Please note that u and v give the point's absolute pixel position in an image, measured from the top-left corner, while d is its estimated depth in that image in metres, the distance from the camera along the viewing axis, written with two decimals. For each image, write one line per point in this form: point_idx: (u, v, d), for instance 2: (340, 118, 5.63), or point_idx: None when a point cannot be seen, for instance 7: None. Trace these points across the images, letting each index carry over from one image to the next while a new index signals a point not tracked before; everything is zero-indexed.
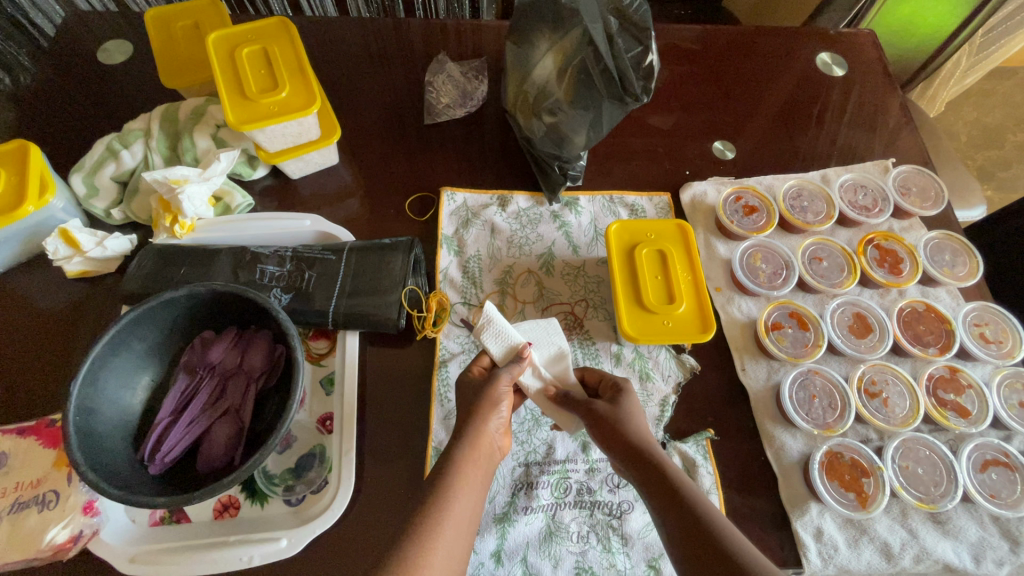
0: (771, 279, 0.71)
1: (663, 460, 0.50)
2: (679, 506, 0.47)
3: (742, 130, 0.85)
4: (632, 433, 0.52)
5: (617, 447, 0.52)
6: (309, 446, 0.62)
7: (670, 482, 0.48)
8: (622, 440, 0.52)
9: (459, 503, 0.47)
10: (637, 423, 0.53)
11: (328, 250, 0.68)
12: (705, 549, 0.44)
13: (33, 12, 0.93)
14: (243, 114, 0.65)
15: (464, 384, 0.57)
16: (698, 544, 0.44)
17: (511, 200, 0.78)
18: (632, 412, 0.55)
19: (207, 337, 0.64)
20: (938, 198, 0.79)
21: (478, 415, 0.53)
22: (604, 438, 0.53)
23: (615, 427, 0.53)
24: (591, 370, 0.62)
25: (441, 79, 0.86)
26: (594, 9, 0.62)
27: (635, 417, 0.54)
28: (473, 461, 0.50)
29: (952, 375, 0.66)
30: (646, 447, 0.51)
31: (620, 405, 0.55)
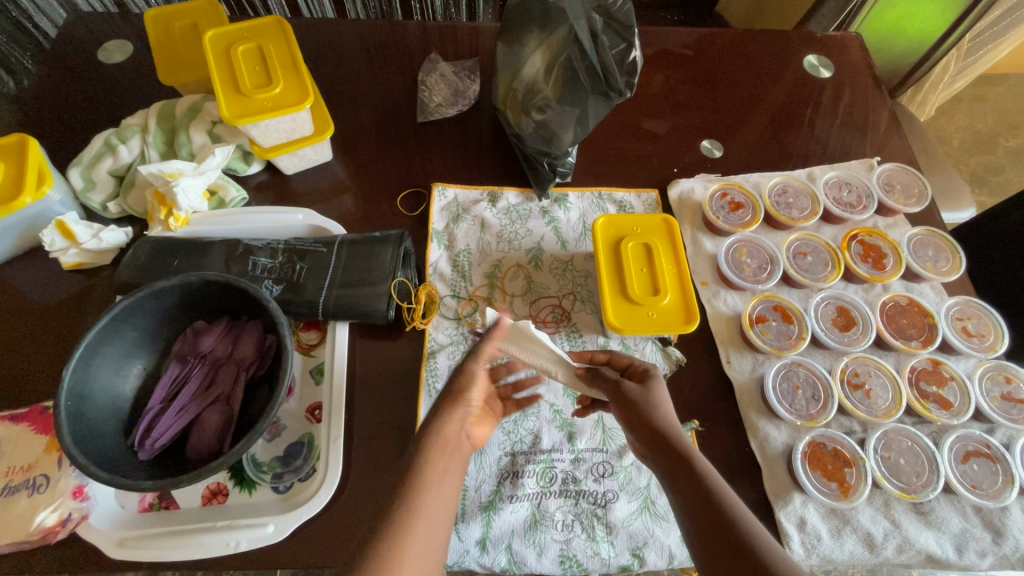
0: (756, 273, 0.72)
1: (689, 449, 0.50)
2: (699, 496, 0.46)
3: (729, 129, 0.87)
4: (659, 419, 0.52)
5: (643, 430, 0.52)
6: (297, 434, 0.63)
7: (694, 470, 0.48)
8: (648, 424, 0.52)
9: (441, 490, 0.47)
10: (663, 410, 0.53)
11: (319, 243, 0.69)
12: (724, 544, 0.43)
13: (37, 17, 0.95)
14: (237, 109, 0.67)
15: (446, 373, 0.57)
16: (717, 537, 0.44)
17: (501, 196, 0.79)
18: (660, 399, 0.54)
19: (199, 326, 0.65)
20: (921, 195, 0.80)
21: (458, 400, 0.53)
22: (629, 420, 0.54)
23: (640, 410, 0.53)
24: (619, 356, 0.60)
25: (435, 79, 0.88)
26: (578, 7, 0.63)
27: (663, 404, 0.54)
28: (444, 450, 0.50)
29: (934, 367, 0.67)
30: (671, 436, 0.51)
31: (649, 388, 0.55)
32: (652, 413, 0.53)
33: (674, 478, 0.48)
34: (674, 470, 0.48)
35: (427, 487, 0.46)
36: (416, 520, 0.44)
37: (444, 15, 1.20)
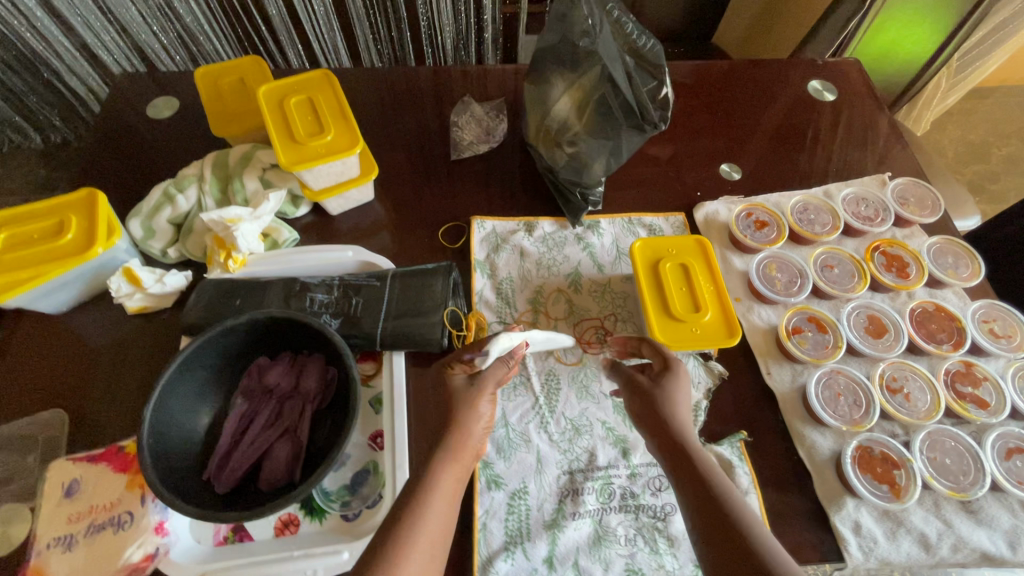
0: (787, 287, 0.76)
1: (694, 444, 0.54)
2: (702, 487, 0.50)
3: (746, 153, 0.92)
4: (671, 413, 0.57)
5: (657, 421, 0.57)
6: (362, 462, 0.65)
7: (697, 464, 0.51)
8: (660, 416, 0.57)
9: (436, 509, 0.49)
10: (677, 405, 0.57)
11: (372, 278, 0.73)
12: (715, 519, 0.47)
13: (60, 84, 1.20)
14: (293, 156, 0.72)
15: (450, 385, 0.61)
16: (714, 522, 0.47)
17: (537, 225, 0.84)
18: (678, 394, 0.59)
19: (263, 362, 0.68)
20: (935, 206, 0.84)
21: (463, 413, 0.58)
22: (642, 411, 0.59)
23: (654, 402, 0.58)
24: (651, 342, 0.66)
25: (466, 119, 0.93)
26: (613, 50, 0.67)
27: (680, 400, 0.58)
28: (455, 457, 0.54)
29: (968, 369, 0.70)
30: (682, 430, 0.55)
31: (666, 381, 0.60)
32: (664, 407, 0.57)
33: (679, 469, 0.52)
34: (680, 462, 0.52)
35: None
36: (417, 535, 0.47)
37: (454, 59, 1.29)
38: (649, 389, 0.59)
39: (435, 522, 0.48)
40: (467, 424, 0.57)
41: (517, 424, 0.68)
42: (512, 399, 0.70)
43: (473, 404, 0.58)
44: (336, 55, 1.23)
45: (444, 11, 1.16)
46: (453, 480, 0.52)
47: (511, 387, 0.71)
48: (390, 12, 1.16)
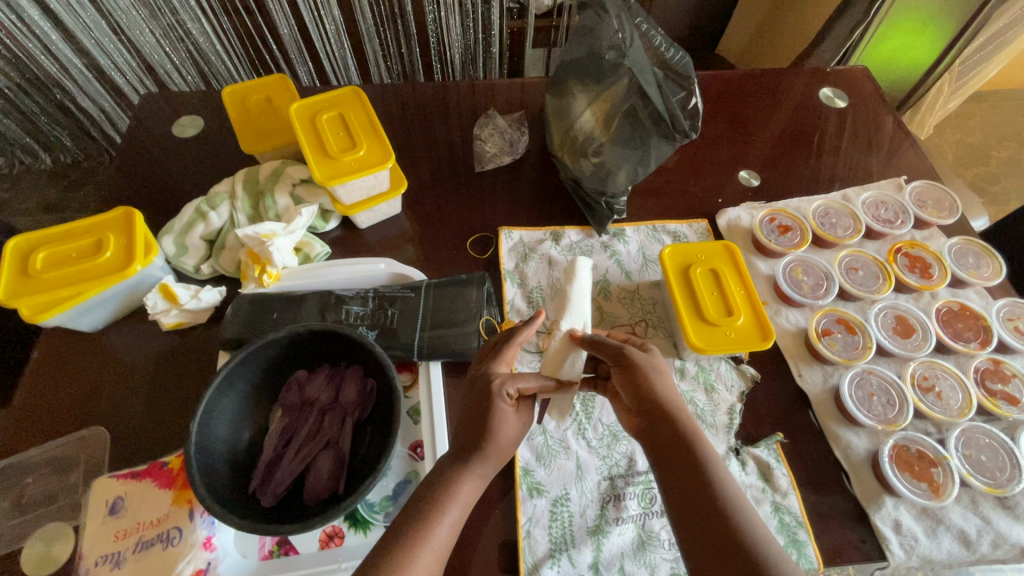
0: (814, 289, 0.77)
1: (682, 422, 0.55)
2: (690, 468, 0.52)
3: (762, 161, 0.95)
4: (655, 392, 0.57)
5: (643, 399, 0.58)
6: (403, 473, 0.65)
7: (686, 444, 0.54)
8: (650, 394, 0.57)
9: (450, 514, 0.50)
10: (662, 383, 0.58)
11: (407, 289, 0.74)
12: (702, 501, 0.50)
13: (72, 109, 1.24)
14: (327, 171, 0.73)
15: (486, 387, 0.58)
16: (697, 503, 0.50)
17: (563, 234, 0.85)
18: (661, 372, 0.60)
19: (302, 376, 0.68)
20: (953, 207, 0.86)
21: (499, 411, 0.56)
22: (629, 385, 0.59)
23: (644, 379, 0.58)
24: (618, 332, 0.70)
25: (488, 131, 0.95)
26: (643, 64, 0.69)
27: (663, 378, 0.59)
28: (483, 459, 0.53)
29: (996, 367, 0.71)
30: (667, 408, 0.56)
31: (646, 358, 0.60)
32: (645, 386, 0.58)
33: (668, 448, 0.54)
34: (668, 443, 0.54)
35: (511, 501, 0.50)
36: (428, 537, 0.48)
37: (463, 74, 1.31)
38: (629, 366, 0.59)
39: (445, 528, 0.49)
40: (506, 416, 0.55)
41: (555, 432, 0.69)
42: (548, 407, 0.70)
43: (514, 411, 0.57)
44: (345, 72, 1.25)
45: (453, 23, 1.17)
46: (479, 479, 0.53)
47: None
48: (400, 27, 1.18)
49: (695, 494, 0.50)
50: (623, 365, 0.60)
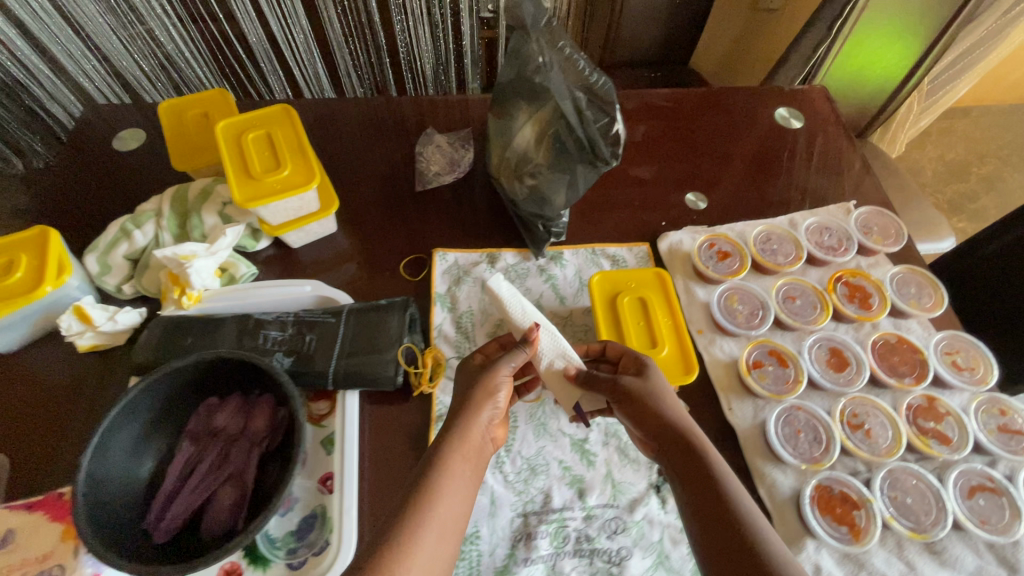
0: (749, 319, 0.75)
1: (690, 442, 0.57)
2: (701, 485, 0.54)
3: (712, 181, 0.92)
4: (659, 413, 0.59)
5: (648, 422, 0.59)
6: (310, 506, 0.64)
7: (695, 465, 0.55)
8: (653, 415, 0.59)
9: (444, 503, 0.52)
10: (666, 404, 0.60)
11: (328, 313, 0.72)
12: (715, 509, 0.52)
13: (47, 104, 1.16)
14: (248, 192, 0.71)
15: (466, 371, 0.65)
16: (714, 520, 0.52)
17: (499, 257, 0.83)
18: (666, 393, 0.62)
19: (212, 403, 0.66)
20: (898, 235, 0.84)
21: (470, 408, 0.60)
22: (633, 409, 0.61)
23: (644, 401, 0.60)
24: (613, 345, 0.68)
25: (431, 149, 0.93)
26: (564, 87, 0.67)
27: (669, 398, 0.61)
28: (463, 451, 0.56)
29: (930, 404, 0.68)
30: (675, 429, 0.58)
31: (645, 380, 0.62)
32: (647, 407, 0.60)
33: (682, 467, 0.56)
34: (684, 467, 0.56)
35: (441, 490, 0.53)
36: (425, 531, 0.49)
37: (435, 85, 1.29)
38: (629, 391, 0.61)
39: (444, 515, 0.51)
40: (470, 419, 0.59)
41: None
42: None
43: (491, 394, 0.61)
44: (317, 81, 1.21)
45: (422, 34, 1.16)
46: (465, 477, 0.55)
47: None
48: (369, 39, 1.16)
49: (713, 512, 0.52)
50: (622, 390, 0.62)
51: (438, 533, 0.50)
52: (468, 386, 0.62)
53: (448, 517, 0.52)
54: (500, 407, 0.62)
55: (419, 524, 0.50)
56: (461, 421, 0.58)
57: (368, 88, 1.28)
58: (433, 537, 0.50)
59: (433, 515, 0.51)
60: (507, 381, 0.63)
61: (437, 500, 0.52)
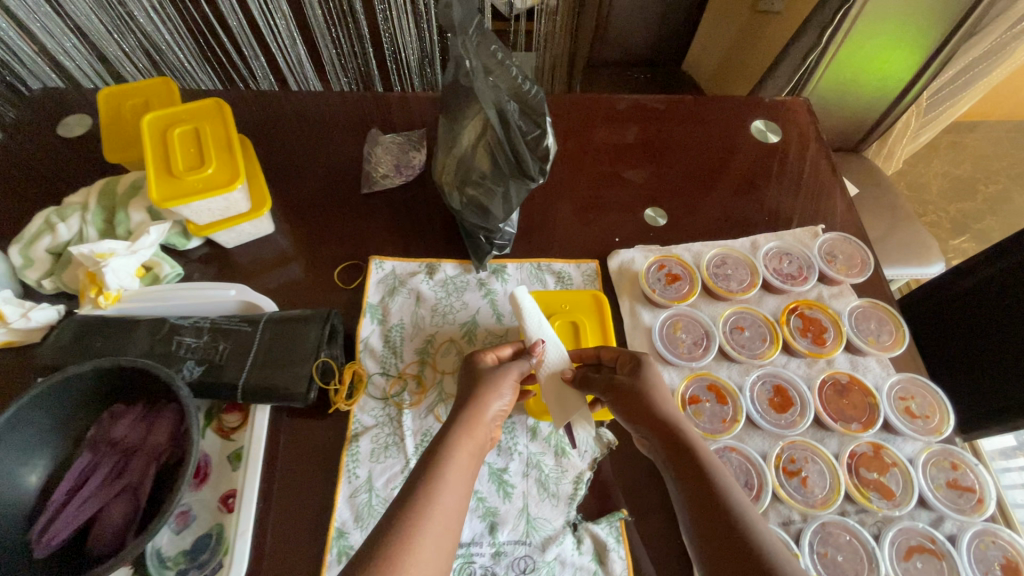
0: (691, 349, 0.71)
1: (684, 440, 0.54)
2: (695, 485, 0.51)
3: (674, 196, 0.87)
4: (653, 410, 0.57)
5: (642, 422, 0.57)
6: (206, 526, 0.61)
7: (690, 462, 0.52)
8: (645, 414, 0.57)
9: (449, 492, 0.49)
10: (660, 399, 0.58)
11: (244, 322, 0.69)
12: (709, 510, 0.48)
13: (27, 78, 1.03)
14: (166, 191, 0.68)
15: (473, 363, 0.62)
16: (711, 519, 0.48)
17: (439, 268, 0.79)
18: (663, 388, 0.59)
19: (116, 410, 0.63)
20: (864, 264, 0.79)
21: (478, 399, 0.58)
22: (627, 409, 0.58)
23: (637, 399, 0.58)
24: (607, 348, 0.66)
25: (379, 150, 0.89)
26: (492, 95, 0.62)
27: (665, 394, 0.59)
28: (468, 439, 0.54)
29: (876, 453, 0.64)
30: (669, 425, 0.55)
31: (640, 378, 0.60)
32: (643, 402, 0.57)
33: (677, 467, 0.53)
34: (678, 468, 0.52)
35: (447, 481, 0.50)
36: (427, 519, 0.46)
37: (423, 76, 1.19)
38: (625, 386, 0.59)
39: (446, 505, 0.48)
40: (477, 413, 0.57)
41: (382, 490, 0.63)
42: (380, 461, 0.65)
43: (496, 387, 0.59)
44: (302, 70, 1.14)
45: (405, 27, 1.06)
46: (466, 463, 0.53)
47: (382, 448, 0.66)
48: (353, 28, 1.07)
49: (709, 512, 0.48)
50: (620, 385, 0.59)
51: (442, 524, 0.47)
52: (472, 382, 0.60)
53: (449, 505, 0.49)
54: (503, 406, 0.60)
55: (417, 516, 0.46)
56: (468, 415, 0.56)
57: (355, 80, 1.20)
58: (438, 528, 0.46)
59: (436, 503, 0.48)
60: (513, 381, 0.61)
61: (438, 490, 0.49)
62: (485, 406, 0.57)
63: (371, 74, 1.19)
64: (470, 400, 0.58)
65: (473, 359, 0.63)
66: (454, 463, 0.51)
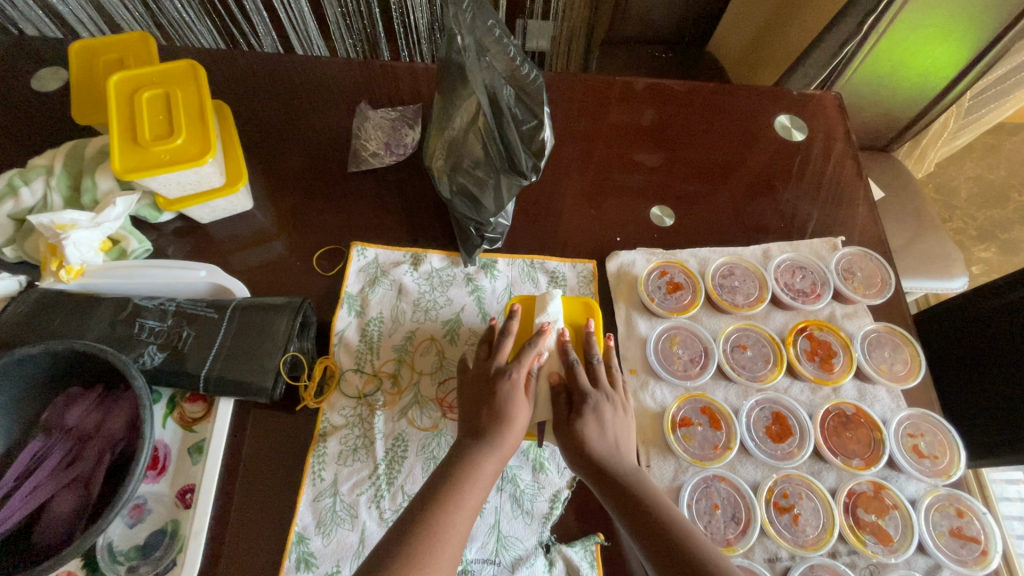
0: (687, 367, 0.66)
1: (633, 481, 0.53)
2: (649, 531, 0.50)
3: (686, 195, 0.80)
4: (600, 451, 0.55)
5: (583, 463, 0.55)
6: (161, 521, 0.58)
7: (642, 504, 0.51)
8: (585, 456, 0.55)
9: (464, 509, 0.50)
10: (606, 438, 0.56)
11: (211, 308, 0.64)
12: (659, 546, 0.49)
13: (22, 24, 0.95)
14: (130, 161, 0.63)
15: (469, 384, 0.60)
16: (670, 558, 0.48)
17: (424, 259, 0.74)
18: (616, 425, 0.57)
19: (73, 393, 0.60)
20: (884, 284, 0.73)
21: (503, 406, 0.56)
22: (570, 452, 0.56)
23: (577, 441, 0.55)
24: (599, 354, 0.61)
25: (369, 126, 0.83)
26: (484, 80, 0.58)
27: (616, 432, 0.57)
28: (495, 446, 0.54)
29: (876, 493, 0.60)
30: (615, 466, 0.54)
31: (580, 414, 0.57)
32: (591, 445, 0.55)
33: (622, 506, 0.52)
34: (626, 507, 0.52)
35: (460, 497, 0.50)
36: (442, 538, 0.47)
37: (432, 42, 1.09)
38: (569, 425, 0.57)
39: (461, 523, 0.49)
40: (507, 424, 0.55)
41: (347, 495, 0.60)
42: (347, 465, 0.62)
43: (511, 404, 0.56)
44: (304, 27, 1.04)
45: None
46: (491, 471, 0.53)
47: (351, 451, 0.62)
48: None
49: (662, 550, 0.48)
50: (566, 423, 0.57)
51: (457, 538, 0.48)
52: (492, 389, 0.57)
53: (461, 515, 0.49)
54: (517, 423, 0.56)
55: (429, 535, 0.47)
56: (498, 422, 0.55)
57: (362, 42, 1.11)
58: (453, 546, 0.48)
59: (451, 521, 0.49)
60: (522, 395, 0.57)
61: (455, 506, 0.50)
62: (514, 423, 0.55)
63: (375, 39, 1.10)
64: (498, 411, 0.56)
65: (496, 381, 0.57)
66: (453, 523, 0.49)
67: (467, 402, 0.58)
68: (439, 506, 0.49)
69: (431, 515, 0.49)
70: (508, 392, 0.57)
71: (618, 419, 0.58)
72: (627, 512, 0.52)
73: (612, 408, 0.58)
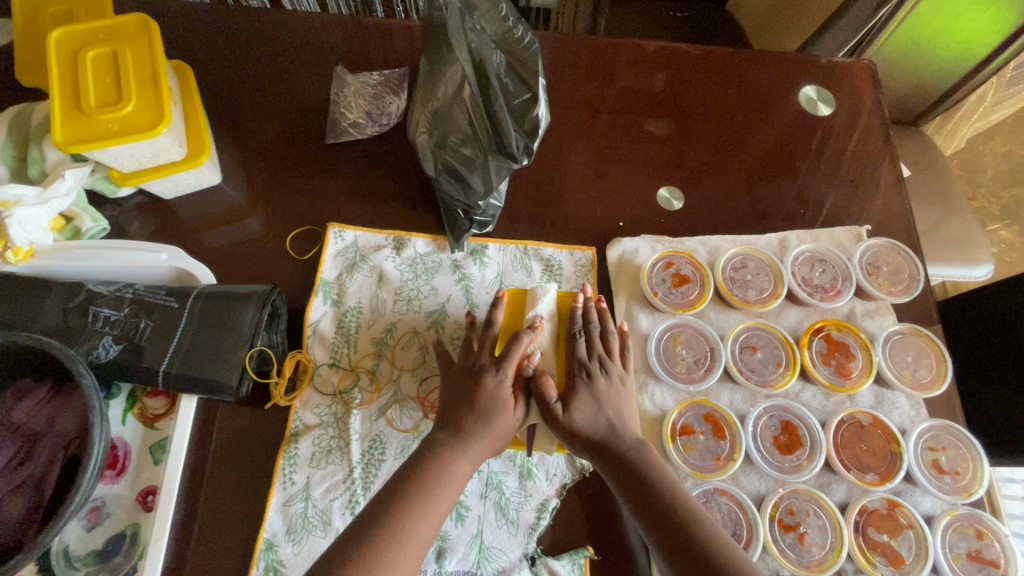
0: (690, 370, 0.61)
1: (636, 457, 0.49)
2: (654, 510, 0.45)
3: (696, 174, 0.72)
4: (600, 430, 0.50)
5: (581, 442, 0.50)
6: (121, 525, 0.54)
7: (646, 481, 0.47)
8: (583, 434, 0.50)
9: (431, 518, 0.45)
10: (604, 415, 0.51)
11: (171, 296, 0.59)
12: (666, 524, 0.44)
13: None
14: (73, 131, 0.56)
15: (453, 376, 0.55)
16: (677, 538, 0.43)
17: (407, 243, 0.68)
18: (618, 401, 0.53)
19: (23, 387, 0.55)
20: (911, 281, 0.66)
21: (481, 406, 0.51)
22: (566, 429, 0.50)
23: (573, 420, 0.50)
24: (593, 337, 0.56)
25: (349, 94, 0.75)
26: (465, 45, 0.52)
27: (620, 408, 0.52)
28: (472, 451, 0.49)
29: (890, 511, 0.55)
30: (616, 443, 0.49)
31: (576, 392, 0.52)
32: (591, 423, 0.51)
33: (625, 485, 0.47)
34: (630, 485, 0.47)
35: (430, 506, 0.45)
36: (403, 549, 0.42)
37: None
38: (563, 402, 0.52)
39: (427, 533, 0.44)
40: (485, 426, 0.50)
41: (320, 501, 0.56)
42: (320, 468, 0.57)
43: (491, 409, 0.51)
44: None
45: None
46: (464, 476, 0.48)
47: (325, 452, 0.58)
48: None
49: (668, 528, 0.44)
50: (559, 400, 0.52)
51: (422, 546, 0.44)
52: (472, 387, 0.52)
53: (429, 524, 0.45)
54: (496, 428, 0.51)
55: (391, 546, 0.42)
56: (476, 423, 0.50)
57: None
58: (415, 558, 0.43)
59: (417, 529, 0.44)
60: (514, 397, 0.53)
61: (423, 512, 0.45)
62: (493, 425, 0.50)
63: None
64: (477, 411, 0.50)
65: (480, 382, 0.52)
66: (418, 534, 0.44)
67: (448, 399, 0.53)
68: (403, 514, 0.44)
69: (395, 523, 0.44)
70: (495, 389, 0.51)
71: (617, 393, 0.53)
72: (633, 495, 0.47)
73: (609, 386, 0.53)
